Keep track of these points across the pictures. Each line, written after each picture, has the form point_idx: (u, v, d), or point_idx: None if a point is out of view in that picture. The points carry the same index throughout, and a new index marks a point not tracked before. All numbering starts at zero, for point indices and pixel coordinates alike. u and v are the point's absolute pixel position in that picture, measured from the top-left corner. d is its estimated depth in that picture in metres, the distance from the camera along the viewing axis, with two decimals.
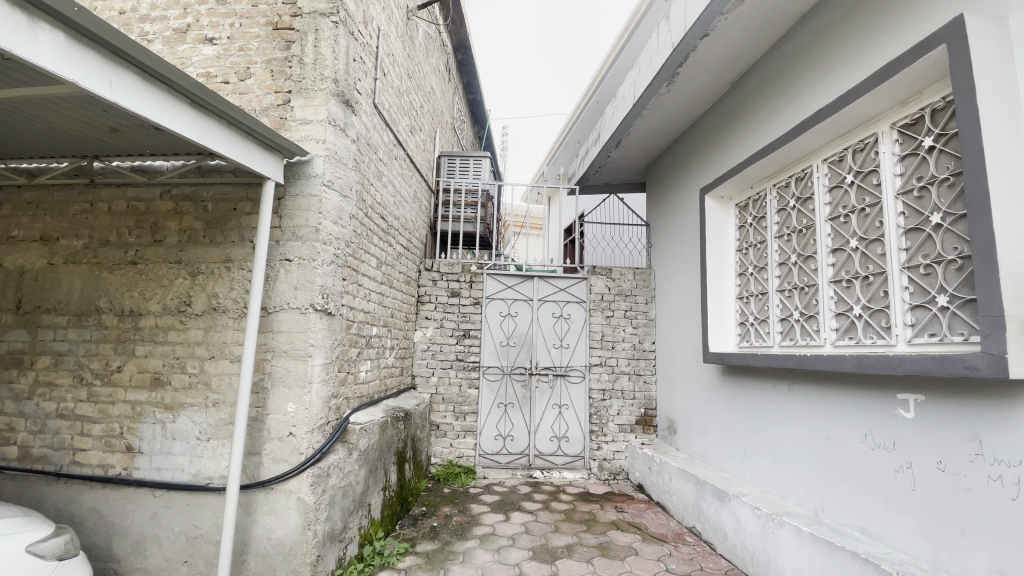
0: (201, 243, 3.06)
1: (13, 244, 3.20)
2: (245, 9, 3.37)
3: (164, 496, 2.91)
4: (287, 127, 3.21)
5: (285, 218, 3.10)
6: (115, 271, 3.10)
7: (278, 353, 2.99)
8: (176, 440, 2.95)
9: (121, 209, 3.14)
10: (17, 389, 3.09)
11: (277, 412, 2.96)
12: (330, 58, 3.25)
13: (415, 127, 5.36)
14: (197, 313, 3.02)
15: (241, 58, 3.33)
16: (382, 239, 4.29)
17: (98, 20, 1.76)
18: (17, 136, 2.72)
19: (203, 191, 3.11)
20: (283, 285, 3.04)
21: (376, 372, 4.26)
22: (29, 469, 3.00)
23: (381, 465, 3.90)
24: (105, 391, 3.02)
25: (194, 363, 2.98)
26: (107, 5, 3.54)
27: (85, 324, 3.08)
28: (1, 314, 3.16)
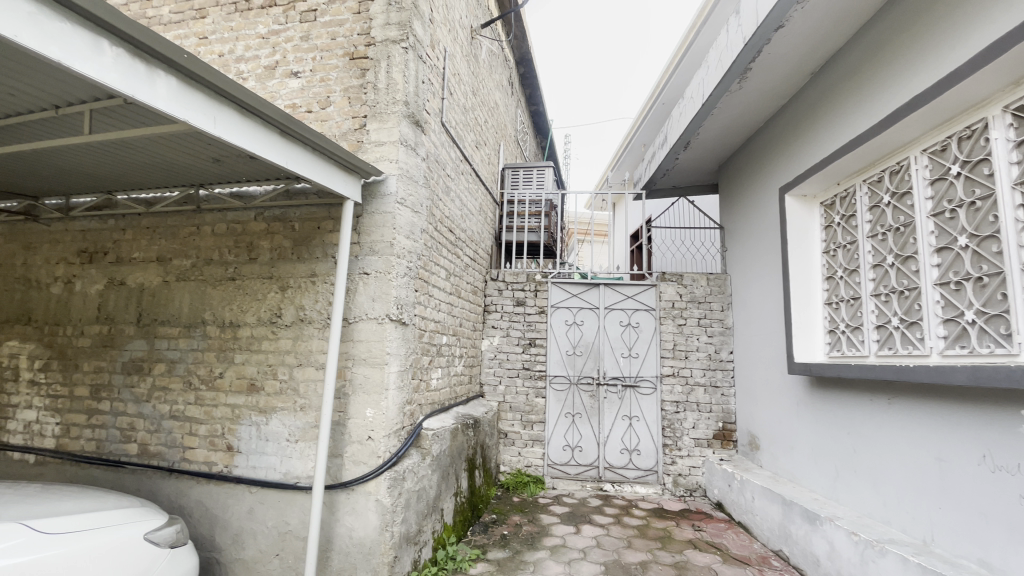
0: (289, 260, 3.33)
1: (135, 264, 3.66)
2: (325, 43, 3.66)
3: (259, 492, 3.17)
4: (364, 149, 3.43)
5: (363, 234, 3.29)
6: (217, 286, 3.45)
7: (357, 361, 3.16)
8: (269, 441, 3.20)
9: (222, 231, 3.49)
10: (137, 393, 3.50)
11: (357, 417, 3.12)
12: (400, 82, 3.43)
13: (480, 141, 5.51)
14: (287, 323, 3.28)
15: (322, 88, 3.61)
16: (450, 251, 4.44)
17: (202, 64, 1.99)
18: (139, 170, 3.12)
19: (291, 212, 3.38)
20: (362, 296, 3.22)
21: (447, 379, 4.39)
22: (147, 464, 3.38)
23: (453, 471, 4.00)
24: (209, 395, 3.35)
25: (285, 370, 3.24)
26: (210, 50, 4.01)
27: (193, 335, 3.45)
28: (125, 326, 3.60)
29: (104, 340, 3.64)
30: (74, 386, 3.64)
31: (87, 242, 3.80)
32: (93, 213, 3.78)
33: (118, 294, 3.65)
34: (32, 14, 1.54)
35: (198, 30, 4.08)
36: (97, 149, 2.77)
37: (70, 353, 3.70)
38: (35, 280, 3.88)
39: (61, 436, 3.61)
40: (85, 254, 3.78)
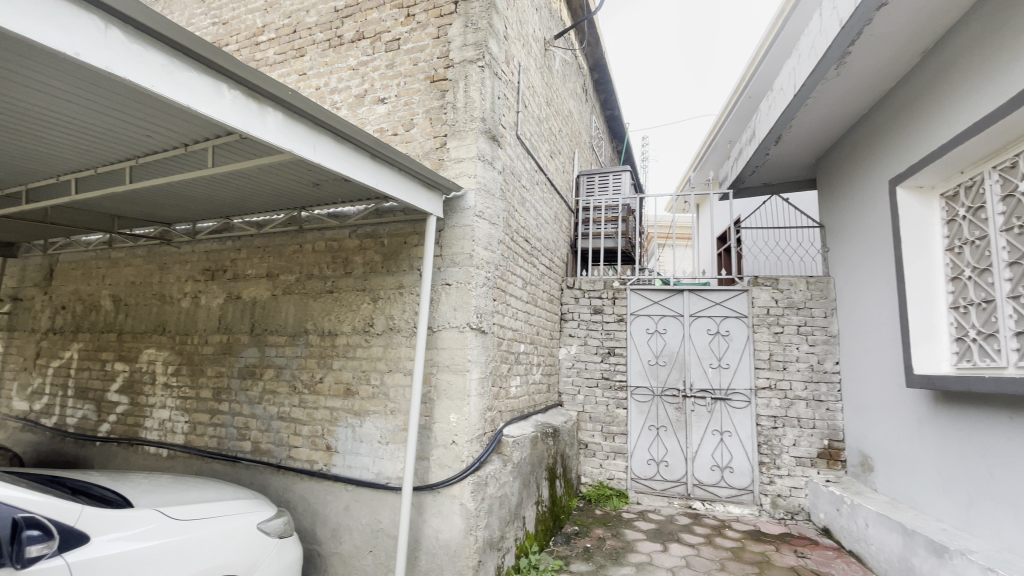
0: (379, 273, 3.57)
1: (249, 280, 4.11)
2: (408, 69, 3.90)
3: (354, 491, 3.40)
4: (445, 167, 3.60)
5: (445, 247, 3.44)
6: (317, 299, 3.77)
7: (441, 367, 3.30)
8: (363, 442, 3.43)
9: (321, 249, 3.83)
10: (251, 395, 3.91)
11: (442, 421, 3.25)
12: (478, 99, 3.57)
13: (555, 151, 5.55)
14: (378, 332, 3.51)
15: (406, 112, 3.85)
16: (527, 260, 4.50)
17: (303, 100, 2.22)
18: (252, 196, 3.51)
19: (380, 229, 3.63)
20: (444, 306, 3.36)
21: (525, 388, 4.43)
22: (259, 460, 3.75)
23: (534, 479, 4.02)
24: (311, 398, 3.67)
25: (376, 376, 3.46)
26: (308, 86, 4.44)
27: (297, 343, 3.80)
28: (240, 335, 4.05)
29: (224, 348, 4.11)
30: (200, 388, 4.14)
31: (210, 261, 4.33)
32: (215, 236, 4.31)
33: (236, 307, 4.12)
34: (168, 67, 1.82)
35: (299, 68, 4.54)
36: (218, 180, 3.16)
37: (197, 359, 4.22)
38: (170, 296, 4.49)
39: (190, 433, 4.11)
40: (209, 272, 4.32)
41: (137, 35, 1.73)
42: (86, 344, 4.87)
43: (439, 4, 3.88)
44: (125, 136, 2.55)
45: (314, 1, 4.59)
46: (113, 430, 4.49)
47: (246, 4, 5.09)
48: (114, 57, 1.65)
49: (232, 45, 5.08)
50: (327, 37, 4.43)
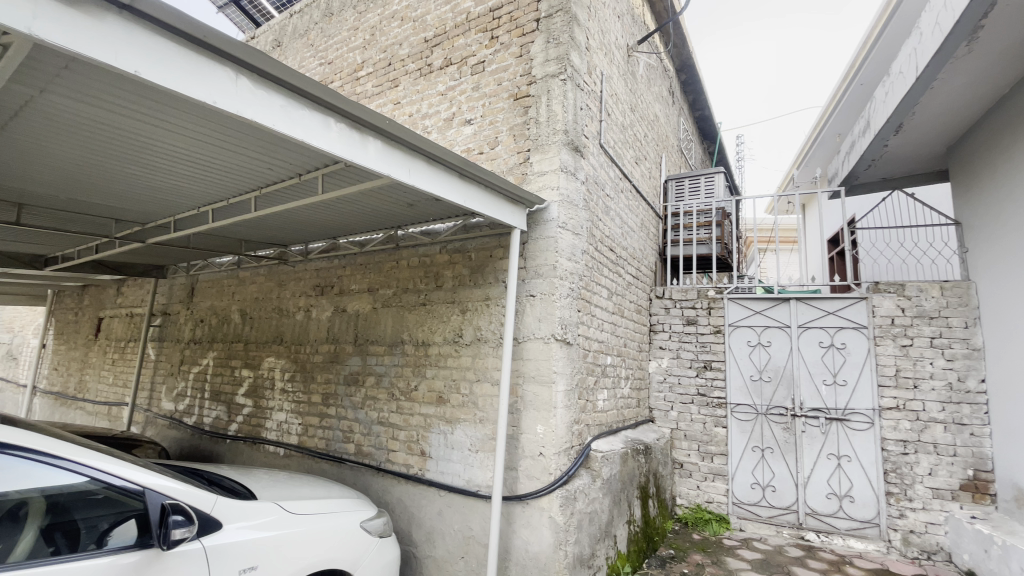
0: (467, 286, 3.70)
1: (353, 294, 4.47)
2: (493, 89, 4.05)
3: (447, 496, 3.52)
4: (528, 181, 3.67)
5: (529, 259, 3.49)
6: (412, 311, 4.00)
7: (528, 378, 3.33)
8: (454, 449, 3.55)
9: (415, 264, 4.06)
10: (354, 401, 4.22)
11: (529, 432, 3.27)
12: (560, 112, 3.60)
13: (641, 157, 5.41)
14: (467, 342, 3.63)
15: (491, 130, 3.99)
16: (612, 269, 4.42)
17: (399, 127, 2.40)
18: (353, 218, 3.83)
19: (468, 243, 3.77)
20: (529, 317, 3.39)
21: (614, 401, 4.32)
22: (362, 462, 4.03)
23: (625, 496, 3.89)
24: (407, 405, 3.88)
25: (466, 385, 3.57)
26: (402, 113, 4.77)
27: (394, 353, 4.04)
28: (345, 345, 4.40)
29: (331, 357, 4.49)
30: (312, 393, 4.55)
31: (320, 278, 4.78)
32: (324, 255, 4.75)
33: (341, 319, 4.49)
34: (287, 107, 2.06)
35: (394, 97, 4.90)
36: (325, 205, 3.49)
37: (309, 367, 4.65)
38: (286, 310, 5.00)
39: (303, 434, 4.52)
40: (319, 288, 4.76)
41: (262, 82, 1.98)
42: (219, 353, 5.57)
43: (521, 23, 3.99)
44: (251, 170, 2.92)
45: (406, 34, 4.95)
46: (240, 429, 5.08)
47: (348, 44, 5.60)
48: (245, 103, 1.91)
49: (336, 82, 5.62)
50: (418, 67, 4.74)
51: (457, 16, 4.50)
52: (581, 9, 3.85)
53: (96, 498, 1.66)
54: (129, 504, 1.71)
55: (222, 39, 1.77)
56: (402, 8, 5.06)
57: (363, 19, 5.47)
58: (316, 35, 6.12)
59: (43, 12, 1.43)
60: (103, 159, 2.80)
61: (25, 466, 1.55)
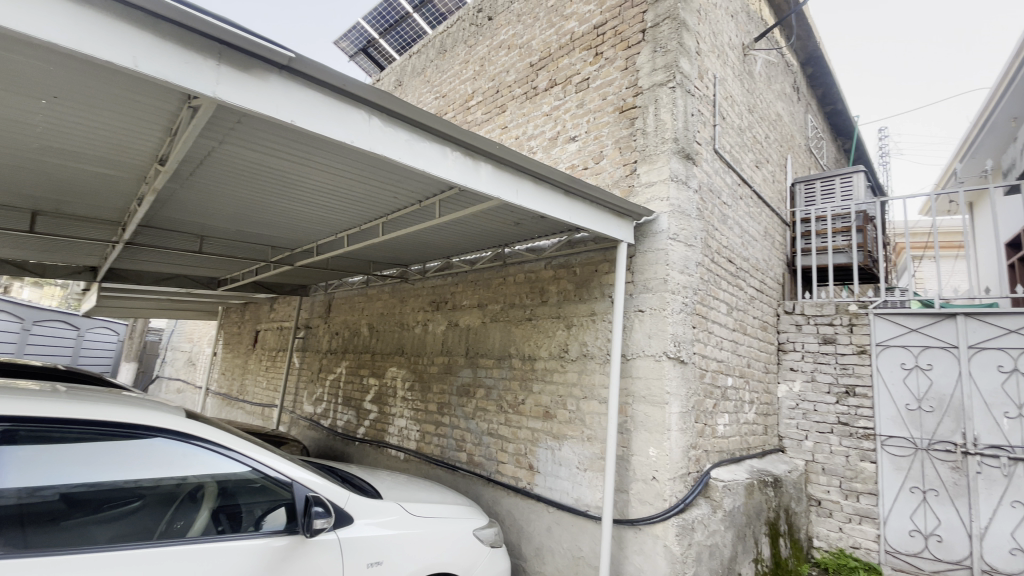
0: (573, 301, 3.70)
1: (464, 309, 4.69)
2: (597, 104, 4.06)
3: (555, 513, 3.50)
4: (635, 193, 3.59)
5: (637, 273, 3.40)
6: (519, 326, 4.08)
7: (638, 397, 3.21)
8: (562, 465, 3.53)
9: (521, 280, 4.16)
10: (466, 411, 4.40)
11: (640, 454, 3.14)
12: (669, 121, 3.49)
13: (761, 161, 5.02)
14: (573, 358, 3.61)
15: (596, 145, 3.99)
16: (732, 283, 4.12)
17: (508, 151, 2.51)
18: (464, 238, 4.05)
19: (573, 258, 3.78)
20: (638, 334, 3.29)
21: (736, 426, 3.99)
22: (473, 471, 4.17)
23: (751, 532, 3.55)
24: (515, 418, 3.95)
25: (573, 401, 3.55)
26: (510, 135, 4.97)
27: (502, 367, 4.15)
28: (457, 358, 4.62)
29: (445, 368, 4.74)
30: (428, 402, 4.83)
31: (436, 295, 5.10)
32: (438, 273, 5.07)
33: (454, 333, 4.73)
34: (410, 141, 2.26)
35: (501, 122, 5.13)
36: (440, 227, 3.75)
37: (426, 377, 4.95)
38: (406, 324, 5.40)
39: (420, 440, 4.81)
40: (434, 303, 5.08)
41: (389, 120, 2.20)
42: (350, 363, 6.18)
43: (626, 37, 3.97)
44: (379, 199, 3.24)
45: (513, 61, 5.17)
46: (367, 433, 5.55)
47: (460, 76, 6.01)
48: (375, 140, 2.14)
49: (449, 113, 6.04)
50: (524, 90, 4.93)
51: (562, 37, 4.61)
52: (690, 14, 3.72)
53: (255, 485, 1.88)
54: (279, 493, 1.91)
55: (357, 86, 2.01)
56: (509, 37, 5.32)
57: (473, 52, 5.84)
58: (432, 71, 6.65)
59: (225, 79, 1.74)
60: (263, 196, 3.30)
61: (203, 454, 1.79)
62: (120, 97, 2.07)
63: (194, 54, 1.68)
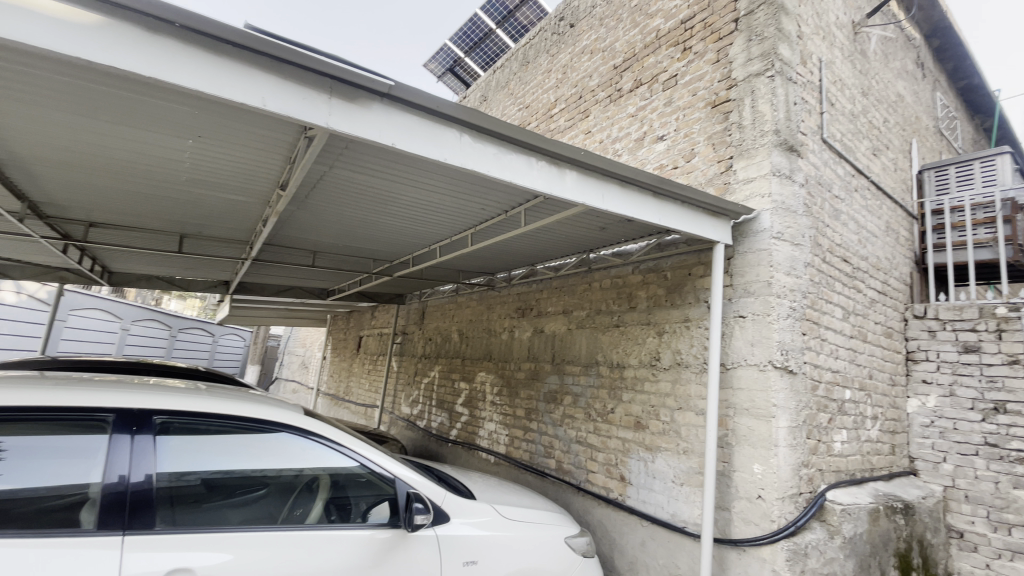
0: (664, 307, 3.56)
1: (550, 316, 4.70)
2: (687, 101, 3.90)
3: (650, 527, 3.37)
4: (732, 191, 3.39)
5: (736, 276, 3.19)
6: (607, 332, 4.01)
7: (740, 409, 3.00)
8: (656, 478, 3.40)
9: (608, 285, 4.09)
10: (554, 418, 4.39)
11: (743, 470, 2.93)
12: (768, 113, 3.25)
13: (879, 149, 4.50)
14: (665, 366, 3.47)
15: (686, 143, 3.83)
16: (848, 285, 3.73)
17: (594, 156, 2.49)
18: (550, 245, 4.08)
19: (663, 262, 3.65)
20: (739, 341, 3.08)
21: (856, 444, 3.58)
22: (562, 478, 4.15)
23: (877, 564, 3.16)
24: (604, 427, 3.87)
25: (667, 412, 3.40)
26: (594, 139, 4.93)
27: (590, 374, 4.09)
28: (544, 364, 4.63)
29: (532, 374, 4.77)
30: (516, 407, 4.90)
31: (522, 301, 5.17)
32: (524, 280, 5.14)
33: (540, 339, 4.75)
34: (497, 154, 2.33)
35: (585, 127, 5.11)
36: (526, 236, 3.80)
37: (514, 383, 5.02)
38: (494, 330, 5.52)
39: (509, 445, 4.89)
40: (521, 310, 5.15)
41: (478, 136, 2.29)
42: (442, 368, 6.45)
43: (717, 28, 3.78)
44: (468, 211, 3.36)
45: (596, 65, 5.14)
46: (458, 435, 5.75)
47: (543, 85, 6.08)
48: (465, 155, 2.23)
49: (533, 122, 6.12)
50: (608, 94, 4.87)
51: (647, 36, 4.50)
52: None
53: (361, 480, 1.94)
54: (383, 488, 1.95)
55: (448, 106, 2.12)
56: (592, 41, 5.30)
57: (555, 61, 5.89)
58: (515, 84, 6.80)
59: (335, 110, 1.92)
60: (365, 214, 3.58)
61: (317, 449, 1.89)
62: (249, 133, 2.36)
63: (308, 91, 1.87)
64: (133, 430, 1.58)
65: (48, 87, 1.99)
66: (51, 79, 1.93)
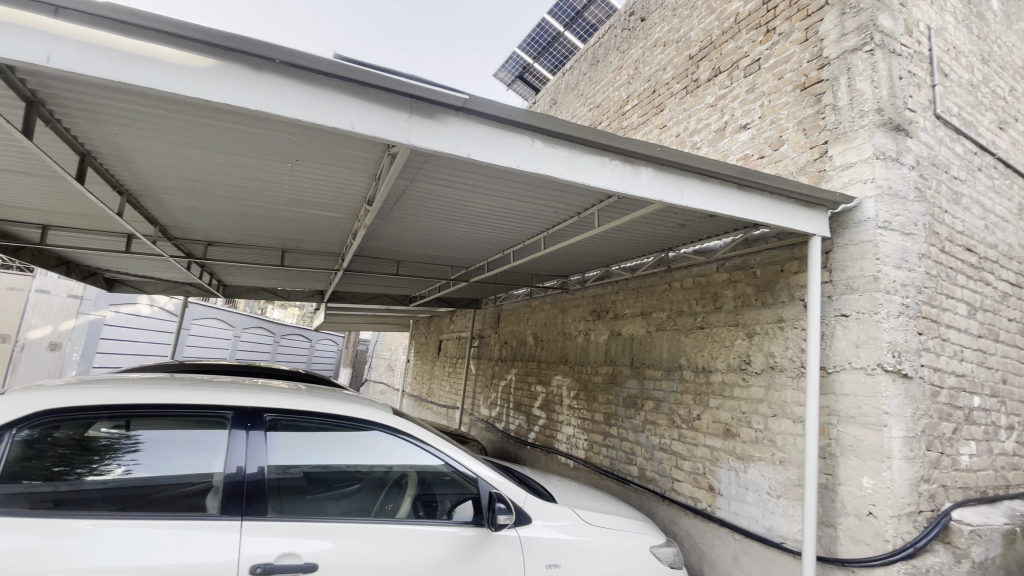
0: (753, 307, 3.35)
1: (627, 318, 4.59)
2: (772, 85, 3.65)
3: (743, 541, 3.17)
4: (829, 178, 3.11)
5: (836, 271, 2.92)
6: (690, 334, 3.84)
7: (844, 417, 2.74)
8: (749, 490, 3.19)
9: (690, 285, 3.92)
10: (635, 424, 4.27)
11: (850, 484, 2.67)
12: (869, 90, 2.96)
13: (1008, 121, 3.93)
14: (757, 370, 3.25)
15: (773, 130, 3.58)
16: (973, 277, 3.29)
17: (671, 151, 2.40)
18: (625, 245, 3.99)
19: (752, 259, 3.43)
20: (842, 342, 2.82)
21: (990, 458, 3.14)
22: (646, 486, 4.03)
23: None
24: (690, 433, 3.70)
25: (760, 419, 3.19)
26: (670, 134, 4.77)
27: (673, 378, 3.94)
28: (623, 368, 4.52)
29: (611, 379, 4.67)
30: (595, 412, 4.83)
31: (597, 304, 5.10)
32: (599, 282, 5.07)
33: (618, 342, 4.65)
34: (570, 156, 2.32)
35: (660, 122, 4.95)
36: (602, 237, 3.75)
37: (591, 387, 4.95)
38: (569, 333, 5.49)
39: (588, 450, 4.83)
40: (596, 312, 5.08)
41: (551, 140, 2.30)
42: (518, 371, 6.51)
43: (804, 4, 3.51)
44: (541, 215, 3.39)
45: (670, 57, 4.97)
46: (537, 438, 5.77)
47: (614, 83, 5.97)
48: (538, 160, 2.25)
49: (605, 121, 6.03)
50: (684, 85, 4.68)
51: (724, 22, 4.29)
52: None
53: (446, 478, 2.00)
54: (467, 487, 2.00)
55: (521, 113, 2.15)
56: (665, 33, 5.13)
57: (627, 57, 5.77)
58: (585, 84, 6.74)
59: (415, 127, 2.02)
60: (443, 223, 3.72)
61: (406, 447, 1.98)
62: (337, 153, 2.54)
63: (390, 111, 1.99)
64: (247, 426, 1.75)
65: (177, 126, 2.28)
66: (173, 118, 2.20)
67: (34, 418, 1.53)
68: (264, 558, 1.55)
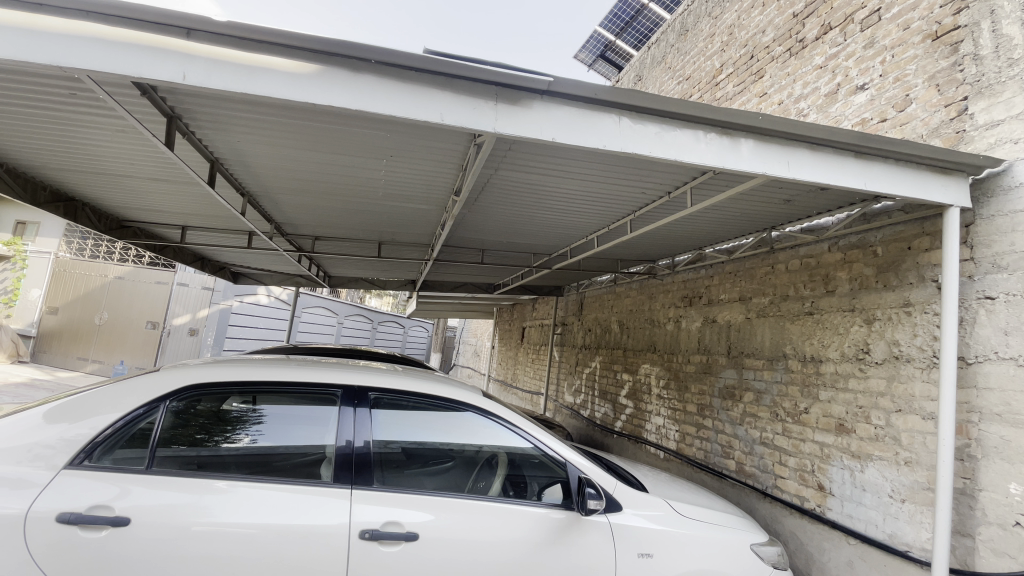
0: (873, 289, 3.01)
1: (723, 304, 4.34)
2: (896, 38, 3.21)
3: (860, 547, 2.90)
4: (969, 140, 2.69)
5: (979, 246, 2.53)
6: (796, 321, 3.53)
7: (987, 415, 2.38)
8: (866, 491, 2.90)
9: (796, 267, 3.61)
10: (732, 416, 4.03)
11: (993, 490, 2.33)
12: (1019, 33, 2.49)
13: None
14: (877, 361, 2.92)
15: (898, 89, 3.15)
16: None
17: (773, 119, 2.21)
18: (721, 225, 3.75)
19: (871, 236, 3.08)
20: (986, 330, 2.44)
21: None
22: (745, 482, 3.81)
23: None
24: (796, 428, 3.43)
25: (880, 415, 2.87)
26: (771, 102, 4.38)
27: (776, 368, 3.65)
28: (717, 357, 4.28)
29: (704, 368, 4.45)
30: (687, 402, 4.63)
31: (688, 289, 4.87)
32: (691, 266, 4.84)
33: (712, 330, 4.42)
34: (660, 133, 2.22)
35: (759, 90, 4.57)
36: (694, 217, 3.56)
37: (683, 376, 4.75)
38: (658, 320, 5.31)
39: (680, 441, 4.64)
40: (688, 298, 4.86)
41: (638, 117, 2.21)
42: (603, 358, 6.42)
43: None
44: (628, 197, 3.29)
45: (770, 18, 4.57)
46: (624, 427, 5.67)
47: (705, 53, 5.61)
48: (625, 139, 2.17)
49: (696, 94, 5.67)
50: (788, 47, 4.27)
51: None
52: None
53: (535, 461, 2.01)
54: (556, 471, 2.00)
55: (608, 92, 2.08)
56: None
57: (719, 22, 5.37)
58: (673, 57, 6.39)
59: (501, 114, 2.04)
60: (530, 211, 3.73)
61: (497, 429, 2.03)
62: (427, 147, 2.65)
63: (476, 100, 2.01)
64: (354, 403, 1.90)
65: (290, 130, 2.50)
66: (285, 123, 2.41)
67: (182, 391, 1.78)
68: (371, 524, 1.68)
